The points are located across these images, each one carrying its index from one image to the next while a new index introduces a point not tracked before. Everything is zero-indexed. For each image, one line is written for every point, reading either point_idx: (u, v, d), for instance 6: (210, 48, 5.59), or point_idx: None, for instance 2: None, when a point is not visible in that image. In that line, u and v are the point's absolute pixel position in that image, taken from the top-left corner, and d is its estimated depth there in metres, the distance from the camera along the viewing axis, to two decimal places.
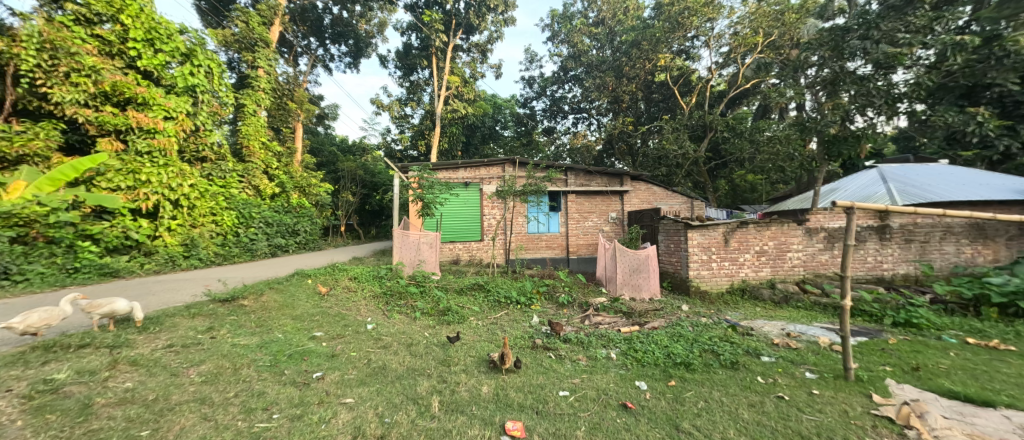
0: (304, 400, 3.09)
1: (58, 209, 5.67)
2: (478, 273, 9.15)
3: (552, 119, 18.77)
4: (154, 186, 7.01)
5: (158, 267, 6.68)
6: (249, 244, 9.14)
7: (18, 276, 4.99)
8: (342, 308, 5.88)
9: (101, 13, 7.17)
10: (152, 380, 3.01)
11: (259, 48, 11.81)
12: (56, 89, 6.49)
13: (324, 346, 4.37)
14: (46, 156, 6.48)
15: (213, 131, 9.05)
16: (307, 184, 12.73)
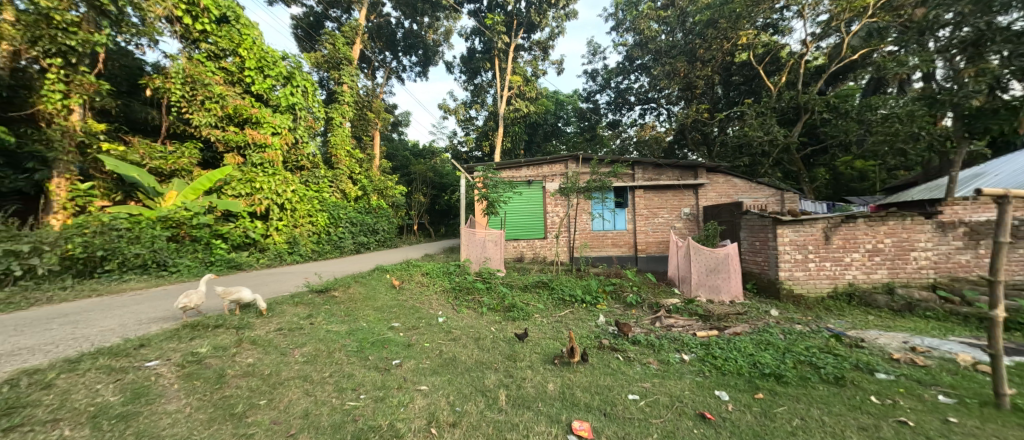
0: (386, 384, 3.40)
1: (199, 212, 6.88)
2: (542, 270, 9.19)
3: (617, 112, 18.04)
4: (266, 192, 8.16)
5: (269, 262, 7.84)
6: (338, 242, 10.32)
7: (173, 267, 6.07)
8: (415, 301, 6.33)
9: (226, 49, 8.57)
10: (266, 358, 3.54)
11: (344, 66, 13.17)
12: (195, 115, 7.91)
13: (402, 336, 4.75)
14: (190, 170, 7.95)
15: (309, 143, 10.32)
16: (385, 187, 13.90)
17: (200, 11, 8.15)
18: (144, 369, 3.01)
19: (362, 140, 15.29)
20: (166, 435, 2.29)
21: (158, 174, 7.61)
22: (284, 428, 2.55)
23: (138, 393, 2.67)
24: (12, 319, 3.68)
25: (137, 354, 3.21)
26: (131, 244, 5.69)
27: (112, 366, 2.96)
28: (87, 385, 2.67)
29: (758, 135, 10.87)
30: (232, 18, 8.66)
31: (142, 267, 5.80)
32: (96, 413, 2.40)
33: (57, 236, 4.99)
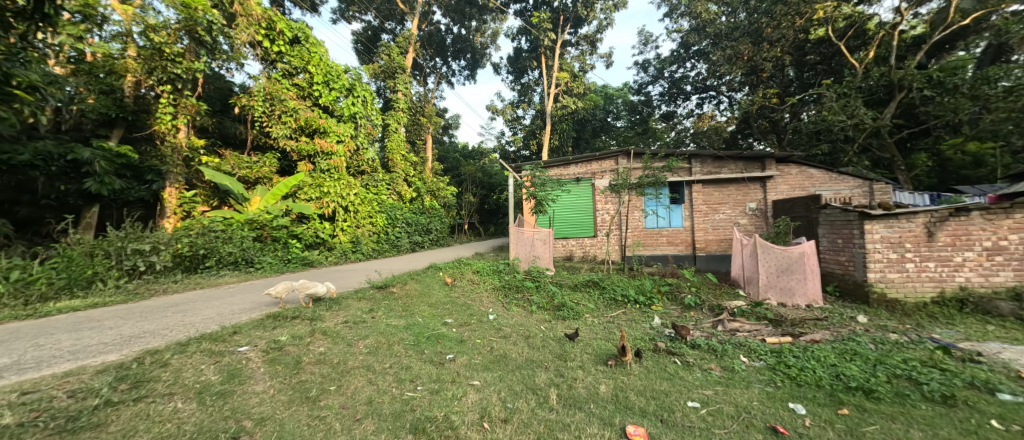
0: (441, 377, 3.56)
1: (277, 215, 7.67)
2: (592, 269, 9.00)
3: (671, 103, 17.08)
4: (333, 196, 8.89)
5: (336, 259, 8.53)
6: (395, 241, 10.96)
7: (258, 264, 6.82)
8: (467, 298, 6.53)
9: (298, 67, 9.47)
10: (335, 347, 3.87)
11: (398, 75, 13.92)
12: (274, 128, 8.84)
13: (455, 331, 4.95)
14: (270, 177, 8.88)
15: (368, 149, 11.07)
16: (437, 188, 14.48)
17: (277, 35, 9.09)
18: (237, 353, 3.44)
19: (416, 143, 16.05)
20: (254, 413, 2.60)
21: (245, 182, 8.59)
22: (352, 413, 2.78)
23: (233, 374, 3.05)
24: (138, 307, 4.37)
25: (231, 340, 3.66)
26: (225, 243, 6.47)
27: (212, 349, 3.41)
28: (194, 365, 3.11)
29: (840, 119, 9.68)
30: (302, 39, 9.53)
31: (234, 264, 6.59)
32: (202, 390, 2.79)
33: (169, 237, 5.82)
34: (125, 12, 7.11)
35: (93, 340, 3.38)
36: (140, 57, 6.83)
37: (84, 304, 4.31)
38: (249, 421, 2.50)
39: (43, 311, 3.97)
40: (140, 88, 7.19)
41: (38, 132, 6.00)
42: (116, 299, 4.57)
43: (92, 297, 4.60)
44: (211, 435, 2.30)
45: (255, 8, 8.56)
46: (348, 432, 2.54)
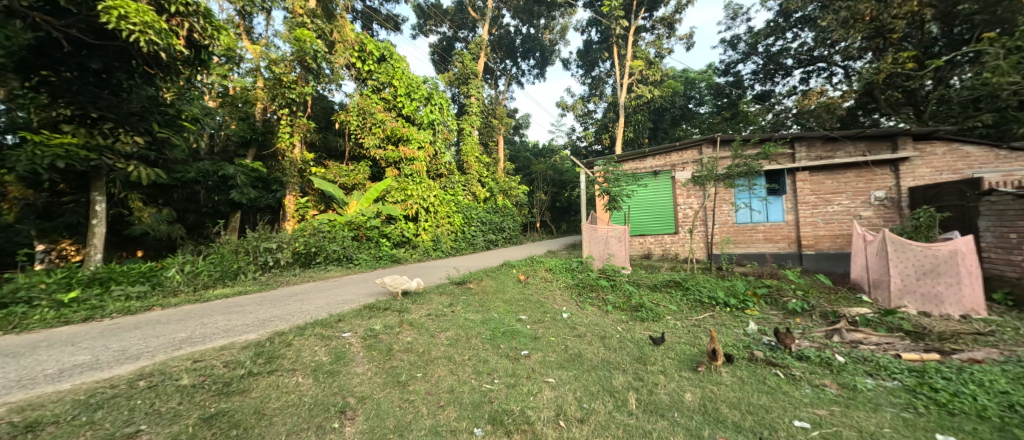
0: (516, 372, 3.65)
1: (370, 217, 8.57)
2: (673, 269, 8.38)
3: (766, 82, 15.10)
4: (416, 198, 9.65)
5: (420, 257, 9.26)
6: (470, 240, 11.49)
7: (357, 261, 7.72)
8: (540, 295, 6.61)
9: (384, 82, 10.44)
10: (420, 337, 4.20)
11: (471, 80, 14.53)
12: (367, 139, 9.88)
13: (529, 327, 5.03)
14: (364, 183, 9.95)
15: (445, 153, 11.81)
16: (508, 188, 14.85)
17: (367, 55, 10.13)
18: (341, 338, 3.93)
19: (489, 145, 16.60)
20: (356, 391, 2.96)
21: (344, 188, 9.74)
22: (436, 399, 3.00)
23: (339, 356, 3.50)
24: (268, 296, 5.25)
25: (337, 327, 4.21)
26: (331, 242, 7.44)
27: (323, 334, 3.96)
28: (309, 346, 3.65)
29: (1011, 80, 7.58)
30: (388, 56, 10.50)
31: (338, 260, 7.54)
32: (317, 367, 3.27)
33: (289, 238, 6.87)
34: (255, 51, 8.60)
35: (238, 322, 4.15)
36: (267, 87, 8.17)
37: (231, 292, 5.30)
38: (352, 398, 2.85)
39: (205, 297, 4.98)
40: (266, 113, 8.61)
41: (200, 155, 7.53)
42: (252, 289, 5.54)
43: (238, 286, 5.66)
44: (324, 408, 2.67)
45: (349, 34, 9.68)
46: (433, 417, 2.75)
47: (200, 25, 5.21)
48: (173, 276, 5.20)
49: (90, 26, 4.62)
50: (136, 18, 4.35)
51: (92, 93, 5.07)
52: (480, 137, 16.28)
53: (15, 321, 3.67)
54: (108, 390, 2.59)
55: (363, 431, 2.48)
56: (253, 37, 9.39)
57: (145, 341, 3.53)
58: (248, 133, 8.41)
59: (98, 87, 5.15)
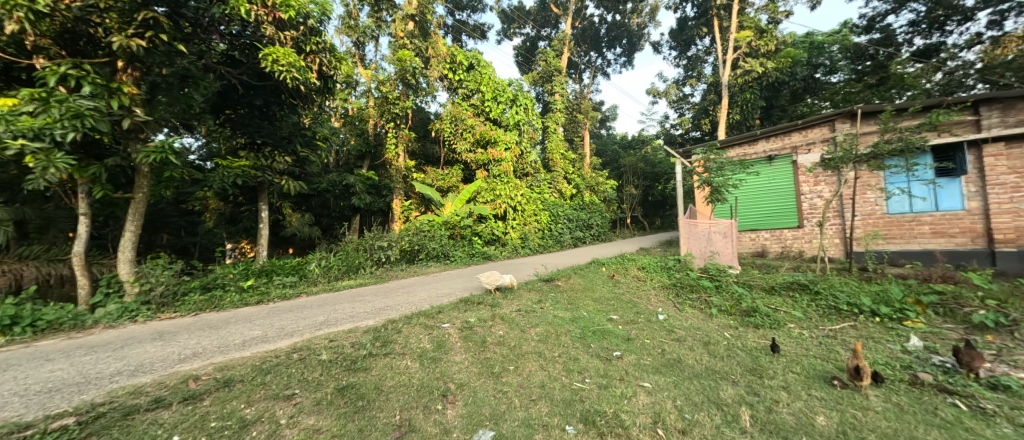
0: (608, 373, 3.55)
1: (463, 217, 9.18)
2: (796, 269, 7.17)
3: (931, 33, 11.90)
4: (504, 197, 10.03)
5: (509, 254, 9.59)
6: (558, 237, 11.49)
7: (453, 257, 8.35)
8: (634, 295, 6.31)
9: (473, 89, 11.06)
10: (512, 332, 4.36)
11: (555, 77, 14.47)
12: (459, 144, 10.60)
13: (622, 328, 4.83)
14: (457, 185, 10.69)
15: (530, 152, 12.08)
16: (596, 183, 14.48)
17: (457, 65, 10.85)
18: (442, 328, 4.31)
19: (575, 141, 16.35)
20: (456, 378, 3.22)
21: (441, 191, 10.59)
22: (528, 393, 3.09)
23: (440, 344, 3.85)
24: (382, 288, 6.02)
25: (438, 317, 4.62)
26: (431, 241, 8.17)
27: (426, 323, 4.40)
28: (416, 333, 4.08)
29: None
30: (476, 64, 11.11)
31: (438, 257, 8.24)
32: (423, 353, 3.64)
33: (397, 237, 7.75)
34: (368, 75, 9.91)
35: (360, 309, 4.86)
36: (376, 105, 9.40)
37: (354, 283, 6.21)
38: (452, 384, 3.11)
39: (335, 288, 5.93)
40: (377, 128, 9.86)
41: (330, 168, 8.96)
42: (370, 281, 6.41)
43: (360, 278, 6.60)
44: (428, 390, 2.97)
45: (442, 49, 10.50)
46: (526, 409, 2.84)
47: (327, 59, 6.20)
48: (314, 269, 6.29)
49: (255, 72, 5.88)
50: (285, 61, 5.32)
51: (257, 124, 6.42)
52: (566, 134, 16.15)
53: (215, 302, 4.86)
54: (274, 359, 3.27)
55: (463, 416, 2.69)
56: (365, 63, 10.82)
57: (296, 321, 4.36)
58: (364, 148, 9.69)
59: (260, 119, 6.50)
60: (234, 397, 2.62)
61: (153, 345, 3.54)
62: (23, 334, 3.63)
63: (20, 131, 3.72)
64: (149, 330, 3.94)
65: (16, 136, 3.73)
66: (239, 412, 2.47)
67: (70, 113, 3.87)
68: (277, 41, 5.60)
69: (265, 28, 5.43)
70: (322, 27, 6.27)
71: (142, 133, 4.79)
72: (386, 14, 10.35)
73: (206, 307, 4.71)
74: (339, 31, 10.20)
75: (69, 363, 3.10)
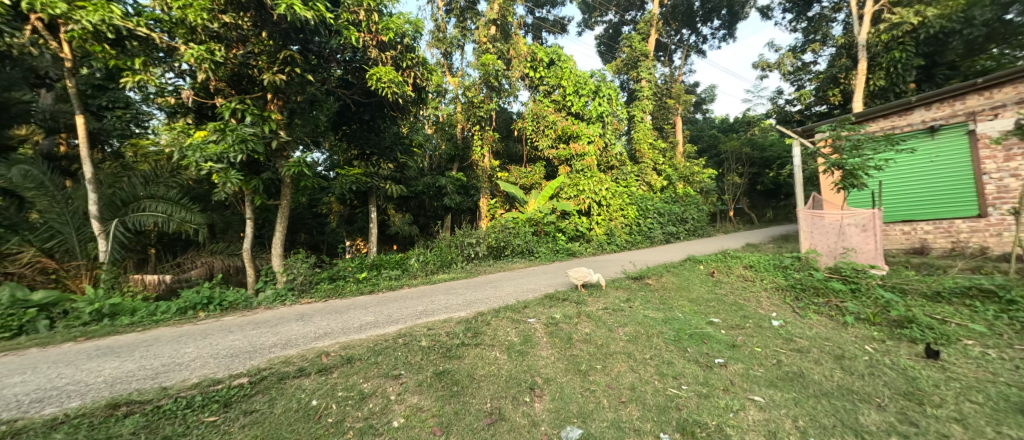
0: (709, 381, 3.23)
1: (547, 213, 9.21)
2: (976, 270, 5.57)
3: None
4: (587, 192, 9.83)
5: (594, 250, 9.33)
6: (647, 233, 10.80)
7: (538, 253, 8.44)
8: (740, 297, 5.62)
9: (554, 84, 11.07)
10: (598, 330, 4.25)
11: (641, 63, 13.61)
12: (541, 141, 10.70)
13: (724, 333, 4.34)
14: (540, 182, 10.80)
15: (615, 144, 11.67)
16: (691, 173, 13.27)
17: (538, 63, 10.99)
18: (528, 323, 4.39)
19: (664, 130, 15.14)
20: (543, 373, 3.27)
21: (525, 189, 10.82)
22: (618, 394, 2.99)
23: (526, 338, 3.94)
24: (472, 282, 6.42)
25: (524, 312, 4.73)
26: (516, 237, 8.39)
27: (513, 317, 4.54)
28: (503, 327, 4.24)
29: None
30: (557, 60, 11.08)
31: (523, 253, 8.41)
32: (512, 345, 3.76)
33: (484, 234, 8.12)
34: (455, 83, 10.60)
35: (453, 301, 5.24)
36: (464, 110, 10.00)
37: (447, 277, 6.71)
38: (539, 379, 3.16)
39: (432, 281, 6.48)
40: (464, 131, 10.49)
41: (425, 172, 9.80)
42: (461, 275, 6.84)
43: (452, 272, 7.10)
44: (517, 382, 3.07)
45: (522, 49, 10.73)
46: (615, 411, 2.76)
47: (420, 72, 6.82)
48: (414, 263, 6.98)
49: (363, 90, 6.70)
50: (386, 79, 5.96)
51: (367, 137, 7.35)
52: (654, 123, 15.05)
53: (339, 290, 5.72)
54: (383, 342, 3.73)
55: (551, 410, 2.73)
56: (453, 71, 11.56)
57: (399, 310, 4.90)
58: (454, 151, 10.23)
59: (369, 131, 7.42)
60: (355, 372, 3.06)
61: (297, 324, 4.34)
62: (215, 310, 4.74)
63: (208, 156, 4.85)
64: (293, 312, 4.83)
65: (206, 160, 4.88)
66: (358, 385, 2.87)
67: (238, 139, 4.90)
68: (379, 61, 6.32)
69: (371, 51, 6.16)
70: (416, 43, 6.89)
71: (284, 152, 5.85)
72: (470, 23, 10.93)
73: (331, 295, 5.57)
74: (429, 44, 11.07)
75: (242, 335, 3.98)
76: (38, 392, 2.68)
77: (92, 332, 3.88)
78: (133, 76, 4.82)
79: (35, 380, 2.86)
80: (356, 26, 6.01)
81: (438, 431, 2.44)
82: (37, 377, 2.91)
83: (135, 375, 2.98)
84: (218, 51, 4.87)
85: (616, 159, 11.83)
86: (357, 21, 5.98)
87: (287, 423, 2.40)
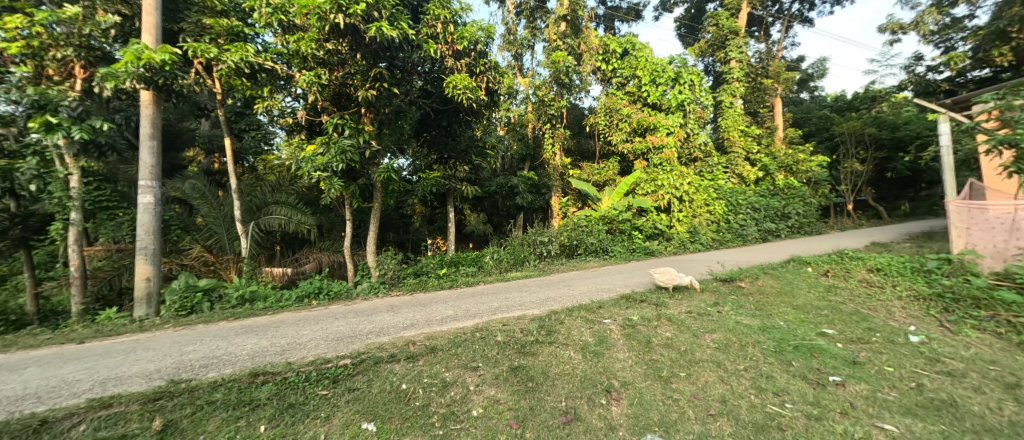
0: (821, 402, 2.80)
1: (622, 211, 8.82)
2: None
3: None
4: (666, 187, 9.26)
5: (675, 249, 8.67)
6: (740, 230, 9.72)
7: (613, 252, 8.14)
8: (862, 307, 4.76)
9: (628, 76, 10.68)
10: (682, 335, 3.94)
11: (730, 42, 12.25)
12: (614, 136, 10.38)
13: (840, 347, 3.72)
14: (614, 178, 10.46)
15: (699, 133, 10.82)
16: (795, 162, 11.58)
17: (611, 55, 10.72)
18: (603, 323, 4.26)
19: (759, 114, 13.40)
20: (620, 376, 3.15)
21: (598, 185, 10.57)
22: (705, 406, 2.75)
23: (602, 339, 3.82)
24: (545, 280, 6.48)
25: (598, 312, 4.60)
26: (589, 235, 8.20)
27: (587, 317, 4.44)
28: (577, 326, 4.17)
29: None
30: (631, 49, 10.67)
31: (597, 252, 8.17)
32: (586, 346, 3.69)
33: (557, 232, 8.06)
34: (526, 83, 10.71)
35: (527, 299, 5.34)
36: (535, 110, 10.06)
37: (521, 275, 6.82)
38: (616, 381, 3.06)
39: (506, 278, 6.67)
40: (535, 130, 10.54)
41: (499, 172, 10.09)
42: (534, 274, 6.90)
43: (526, 270, 7.19)
44: (592, 383, 3.01)
45: (594, 42, 10.50)
46: (702, 424, 2.55)
47: (492, 76, 7.07)
48: (488, 261, 7.26)
49: (441, 98, 7.13)
50: (462, 85, 6.27)
51: (445, 142, 7.84)
52: (746, 107, 13.41)
53: (422, 285, 6.20)
54: (462, 335, 3.95)
55: (629, 416, 2.62)
56: (524, 72, 11.67)
57: (477, 305, 5.15)
58: (525, 150, 10.36)
59: (447, 136, 7.86)
60: (438, 362, 3.30)
61: (388, 314, 4.82)
62: (324, 299, 5.49)
63: (317, 166, 5.63)
64: (385, 303, 5.37)
65: (316, 170, 5.66)
66: (441, 374, 3.09)
67: (339, 151, 5.59)
68: (455, 70, 6.69)
69: (447, 60, 6.56)
70: (488, 48, 7.13)
71: (376, 159, 6.52)
72: (540, 22, 10.95)
73: (416, 289, 6.06)
74: (501, 48, 11.31)
75: (346, 322, 4.56)
76: (204, 359, 3.40)
77: (238, 313, 4.78)
78: (263, 102, 5.81)
79: (202, 350, 3.63)
80: (434, 39, 6.44)
81: (514, 424, 2.51)
82: (203, 347, 3.70)
83: (268, 350, 3.60)
84: (323, 75, 5.62)
85: (700, 150, 10.92)
86: (435, 35, 6.42)
87: (382, 402, 2.68)
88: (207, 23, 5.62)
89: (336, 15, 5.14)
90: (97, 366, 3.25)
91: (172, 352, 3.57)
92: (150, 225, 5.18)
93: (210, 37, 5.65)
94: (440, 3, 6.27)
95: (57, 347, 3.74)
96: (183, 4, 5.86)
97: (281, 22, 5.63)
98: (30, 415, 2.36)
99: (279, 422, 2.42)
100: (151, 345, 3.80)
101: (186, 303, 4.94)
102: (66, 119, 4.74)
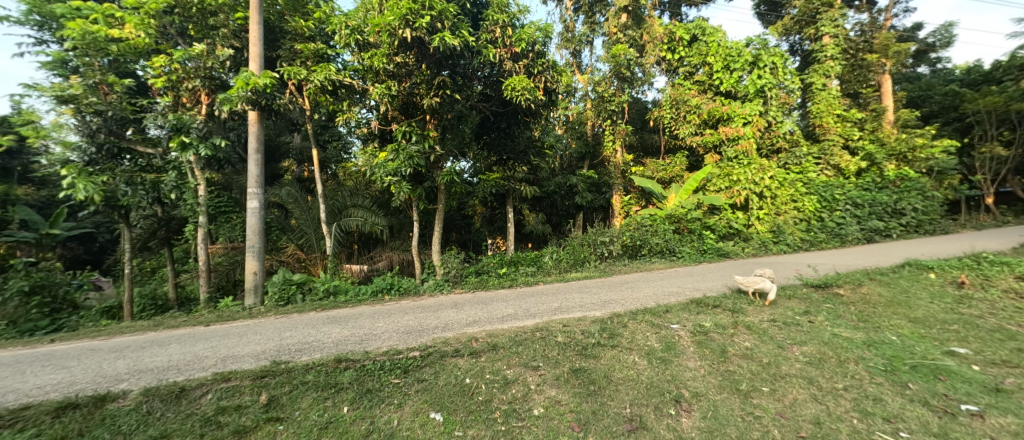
0: (950, 434, 2.34)
1: (690, 209, 8.25)
2: None
3: None
4: (743, 183, 8.53)
5: (755, 250, 7.83)
6: (837, 229, 8.48)
7: (681, 253, 7.63)
8: (1007, 323, 3.89)
9: (697, 64, 10.00)
10: (763, 346, 3.54)
11: (823, 15, 10.77)
12: (682, 129, 9.80)
13: (976, 370, 3.06)
14: (681, 174, 10.00)
15: (784, 121, 9.71)
16: (910, 148, 9.85)
17: (677, 43, 10.14)
18: (670, 329, 3.99)
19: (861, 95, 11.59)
20: (690, 386, 2.93)
21: (663, 183, 10.10)
22: (794, 427, 2.45)
23: (669, 346, 3.59)
24: (605, 281, 6.29)
25: (665, 317, 4.33)
26: (654, 235, 7.77)
27: (653, 322, 4.18)
28: (642, 330, 3.96)
29: None
30: (700, 35, 9.97)
31: (663, 252, 7.71)
32: (653, 352, 3.48)
33: (619, 232, 7.73)
34: (585, 80, 10.46)
35: (588, 300, 5.20)
36: (594, 106, 9.79)
37: (581, 276, 6.67)
38: (686, 392, 2.85)
39: (566, 278, 6.58)
40: (595, 128, 10.29)
41: (557, 171, 9.98)
42: (594, 275, 6.70)
43: (586, 271, 7.02)
44: (659, 391, 2.85)
45: (658, 30, 9.96)
46: None
47: (550, 76, 7.05)
48: (548, 261, 7.23)
49: (499, 101, 7.25)
50: (519, 87, 6.31)
51: (504, 144, 7.97)
52: (843, 88, 11.66)
53: (484, 284, 6.38)
54: (523, 334, 3.99)
55: (702, 429, 2.44)
56: (582, 69, 11.40)
57: (537, 304, 5.17)
58: (584, 149, 10.06)
59: (505, 138, 7.98)
60: (500, 359, 3.36)
61: (452, 311, 5.04)
62: (394, 295, 5.89)
63: (388, 171, 6.06)
64: (449, 300, 5.63)
65: (388, 174, 6.12)
66: (502, 371, 3.15)
67: (407, 156, 5.94)
68: (513, 72, 6.78)
69: (505, 63, 6.67)
70: (545, 47, 7.08)
71: (439, 163, 6.85)
72: (599, 17, 10.67)
73: (478, 287, 6.25)
74: (559, 46, 11.17)
75: (414, 316, 4.88)
76: (299, 344, 3.88)
77: (325, 305, 5.35)
78: (343, 115, 6.43)
79: (297, 336, 4.13)
80: (493, 44, 6.62)
81: (576, 426, 2.47)
82: (297, 334, 4.21)
83: (349, 340, 3.97)
84: (393, 87, 6.06)
85: (784, 140, 9.77)
86: (494, 40, 6.62)
87: (448, 394, 2.81)
88: (298, 49, 6.39)
89: (404, 30, 5.51)
90: (220, 346, 3.86)
91: (274, 337, 4.12)
92: (256, 225, 6.00)
93: (301, 61, 6.42)
94: (498, 8, 6.47)
95: (190, 328, 4.52)
96: (279, 33, 6.78)
97: (357, 41, 6.18)
98: (174, 383, 2.89)
99: (358, 405, 2.65)
100: (258, 329, 4.42)
101: (284, 294, 5.66)
102: (195, 139, 5.70)
